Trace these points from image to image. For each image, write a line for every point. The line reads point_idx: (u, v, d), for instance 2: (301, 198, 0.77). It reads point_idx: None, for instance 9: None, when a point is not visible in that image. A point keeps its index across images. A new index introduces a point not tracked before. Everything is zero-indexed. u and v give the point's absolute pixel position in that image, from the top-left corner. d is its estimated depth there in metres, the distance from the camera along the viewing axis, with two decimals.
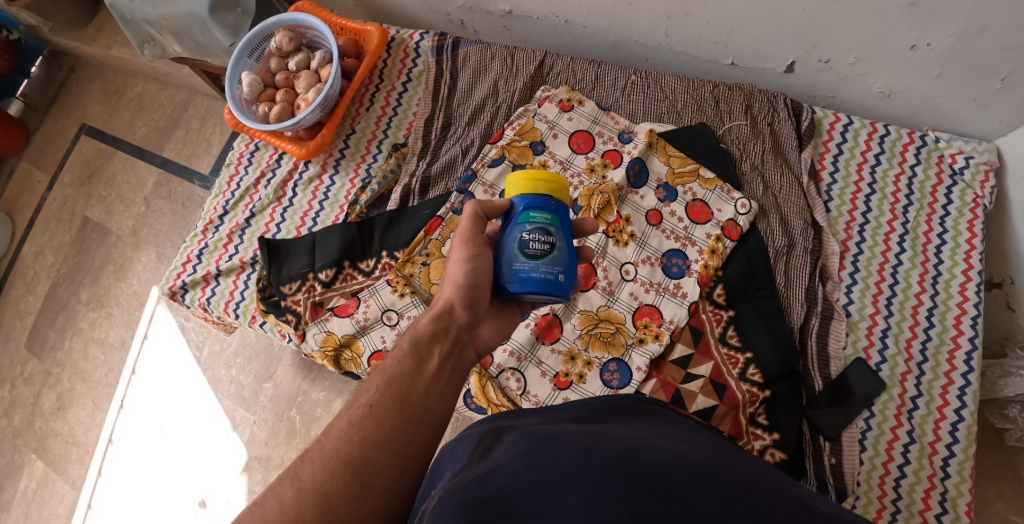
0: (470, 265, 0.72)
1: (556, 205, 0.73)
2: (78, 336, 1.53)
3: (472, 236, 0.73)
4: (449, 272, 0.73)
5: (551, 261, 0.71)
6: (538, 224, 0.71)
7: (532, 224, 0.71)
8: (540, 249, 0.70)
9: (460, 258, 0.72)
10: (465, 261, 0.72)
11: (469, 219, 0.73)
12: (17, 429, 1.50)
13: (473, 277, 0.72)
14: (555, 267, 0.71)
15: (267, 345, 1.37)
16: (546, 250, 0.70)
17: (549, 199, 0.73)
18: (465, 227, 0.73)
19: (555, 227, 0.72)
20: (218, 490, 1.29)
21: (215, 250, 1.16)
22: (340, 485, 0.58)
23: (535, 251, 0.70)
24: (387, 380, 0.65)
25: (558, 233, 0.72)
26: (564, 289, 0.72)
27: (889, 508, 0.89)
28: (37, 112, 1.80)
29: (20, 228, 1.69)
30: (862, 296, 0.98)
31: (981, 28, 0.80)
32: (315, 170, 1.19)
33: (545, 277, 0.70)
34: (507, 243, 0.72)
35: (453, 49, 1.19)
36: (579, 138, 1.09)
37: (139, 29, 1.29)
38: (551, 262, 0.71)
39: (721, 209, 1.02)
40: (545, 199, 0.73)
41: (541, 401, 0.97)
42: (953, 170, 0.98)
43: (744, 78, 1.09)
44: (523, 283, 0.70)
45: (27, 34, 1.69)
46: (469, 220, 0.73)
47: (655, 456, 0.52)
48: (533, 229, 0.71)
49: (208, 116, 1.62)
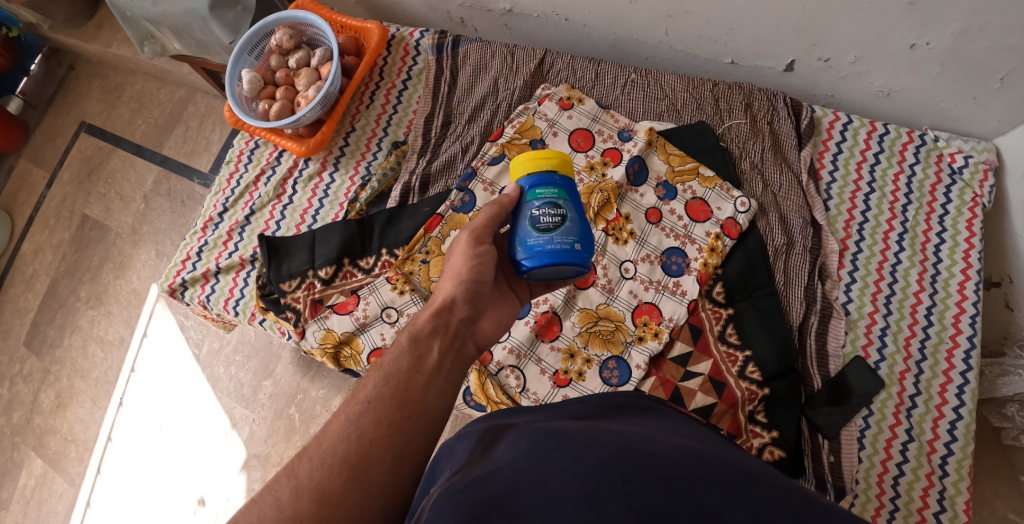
0: (473, 260, 0.73)
1: (561, 179, 0.74)
2: (78, 334, 1.53)
3: (485, 233, 0.73)
4: (452, 267, 0.73)
5: (563, 233, 0.71)
6: (546, 199, 0.72)
7: (541, 199, 0.72)
8: (550, 222, 0.71)
9: (465, 254, 0.73)
10: (470, 257, 0.73)
11: (486, 215, 0.73)
12: (15, 426, 1.50)
13: (477, 272, 0.72)
14: (570, 237, 0.71)
15: (266, 343, 1.37)
16: (556, 223, 0.71)
17: (553, 174, 0.73)
18: (482, 222, 0.73)
19: (564, 199, 0.72)
20: (217, 488, 1.29)
21: (214, 248, 1.16)
22: (337, 484, 0.58)
23: (547, 224, 0.70)
24: (385, 377, 0.65)
25: (568, 206, 0.72)
26: (582, 258, 0.72)
27: (888, 506, 0.89)
28: (37, 109, 1.80)
29: (18, 225, 1.69)
30: (861, 295, 0.98)
31: (980, 28, 0.80)
32: (315, 167, 1.19)
33: (561, 249, 0.70)
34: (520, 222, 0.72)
35: (453, 47, 1.19)
36: (579, 135, 1.10)
37: (139, 26, 1.29)
38: (566, 234, 0.71)
39: (721, 208, 1.02)
40: (550, 175, 0.73)
41: (541, 398, 0.97)
42: (952, 169, 0.98)
43: (743, 77, 1.09)
44: (540, 257, 0.70)
45: (26, 32, 1.69)
46: (487, 217, 0.73)
47: (655, 450, 0.52)
48: (541, 204, 0.71)
49: (208, 114, 1.62)
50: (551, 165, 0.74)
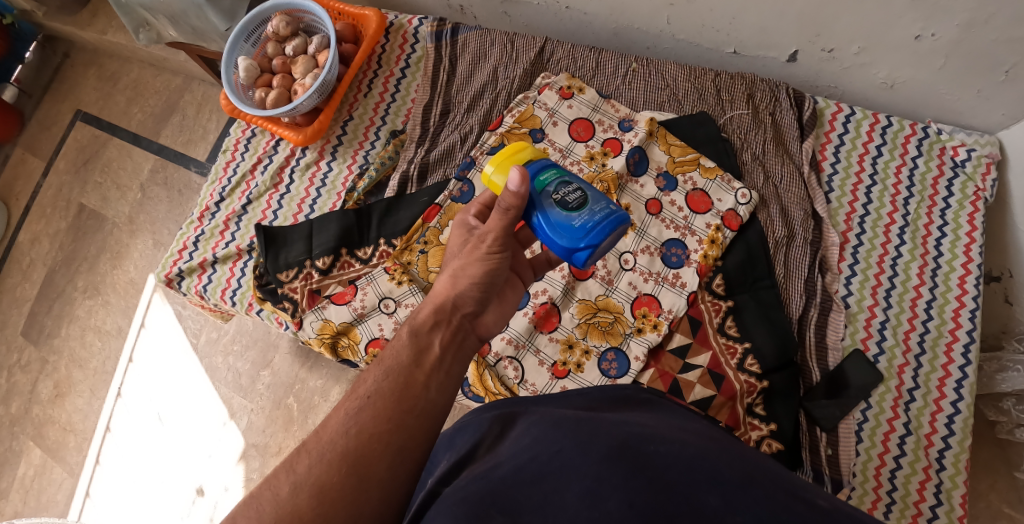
0: (487, 264, 0.73)
1: (548, 159, 0.79)
2: (75, 324, 1.52)
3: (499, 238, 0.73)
4: (462, 269, 0.73)
5: (590, 207, 0.74)
6: (555, 181, 0.76)
7: (551, 184, 0.76)
8: (574, 200, 0.75)
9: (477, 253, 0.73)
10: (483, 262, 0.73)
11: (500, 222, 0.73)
12: (14, 416, 1.49)
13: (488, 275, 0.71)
14: (601, 201, 0.76)
15: (264, 332, 1.36)
16: (579, 198, 0.75)
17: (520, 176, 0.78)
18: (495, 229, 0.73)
19: (565, 177, 0.77)
20: (216, 477, 1.30)
21: (211, 237, 1.15)
22: (336, 479, 0.56)
23: (578, 201, 0.74)
24: (386, 372, 0.65)
25: (575, 178, 0.77)
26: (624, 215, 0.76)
27: (884, 499, 0.89)
28: (32, 98, 1.78)
29: (15, 215, 1.68)
30: (861, 288, 0.97)
31: (986, 19, 0.79)
32: (312, 156, 1.18)
33: (604, 213, 0.74)
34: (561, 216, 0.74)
35: (452, 34, 1.18)
36: (578, 125, 1.09)
37: (134, 13, 1.28)
38: (596, 201, 0.75)
39: (721, 199, 1.01)
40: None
41: (539, 389, 0.97)
42: (954, 162, 0.98)
43: (745, 68, 1.08)
44: (596, 232, 0.73)
45: (21, 19, 1.67)
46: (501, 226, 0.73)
47: (656, 446, 0.52)
48: (555, 187, 0.75)
49: (205, 102, 1.60)
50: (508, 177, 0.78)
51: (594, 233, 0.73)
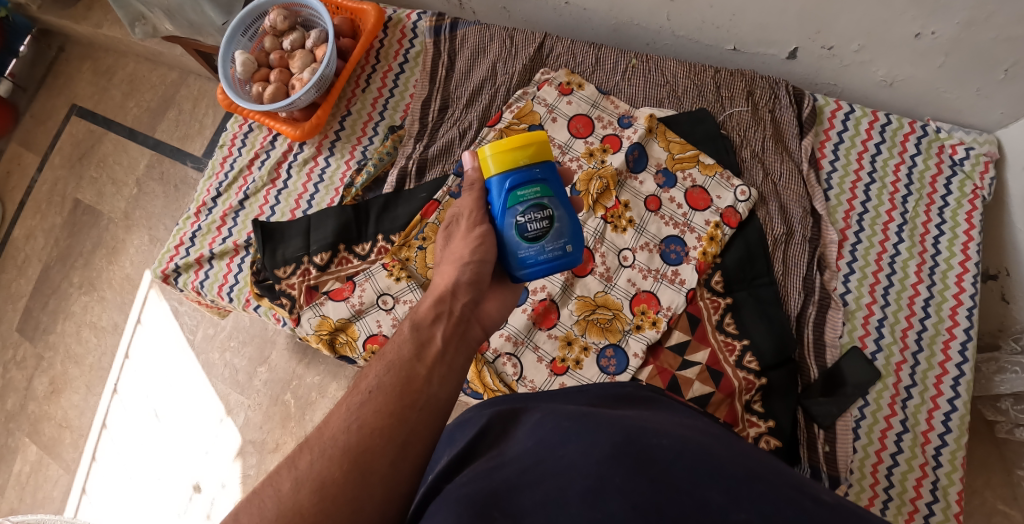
0: (474, 241, 0.73)
1: (541, 171, 0.73)
2: (70, 320, 1.51)
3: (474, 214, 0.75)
4: (455, 252, 0.74)
5: (547, 243, 0.73)
6: (530, 201, 0.72)
7: (525, 202, 0.72)
8: (536, 231, 0.72)
9: (464, 237, 0.74)
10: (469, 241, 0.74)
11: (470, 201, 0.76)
12: (9, 412, 1.48)
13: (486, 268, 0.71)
14: (560, 240, 0.73)
15: (261, 329, 1.36)
16: (544, 230, 0.72)
17: (501, 176, 0.72)
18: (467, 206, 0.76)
19: (546, 200, 0.73)
20: (213, 473, 1.29)
21: (208, 233, 1.15)
22: (338, 475, 0.56)
23: (537, 233, 0.72)
24: (387, 367, 0.64)
25: (553, 203, 0.73)
26: (574, 259, 0.75)
27: (881, 496, 0.89)
28: (27, 92, 1.77)
29: (10, 210, 1.67)
30: (859, 285, 0.97)
31: (987, 17, 0.78)
32: (310, 152, 1.17)
33: (554, 255, 0.73)
34: (512, 237, 0.73)
35: (451, 30, 1.17)
36: (578, 122, 1.08)
37: (129, 7, 1.27)
38: (555, 237, 0.73)
39: (720, 196, 1.01)
40: (499, 180, 0.72)
41: (537, 386, 0.97)
42: (953, 160, 0.98)
43: (744, 64, 1.07)
44: (533, 270, 0.74)
45: (15, 12, 1.66)
46: (473, 198, 0.75)
47: (658, 440, 0.52)
48: (525, 209, 0.72)
49: (201, 97, 1.59)
50: (489, 168, 0.72)
51: (537, 270, 0.74)
